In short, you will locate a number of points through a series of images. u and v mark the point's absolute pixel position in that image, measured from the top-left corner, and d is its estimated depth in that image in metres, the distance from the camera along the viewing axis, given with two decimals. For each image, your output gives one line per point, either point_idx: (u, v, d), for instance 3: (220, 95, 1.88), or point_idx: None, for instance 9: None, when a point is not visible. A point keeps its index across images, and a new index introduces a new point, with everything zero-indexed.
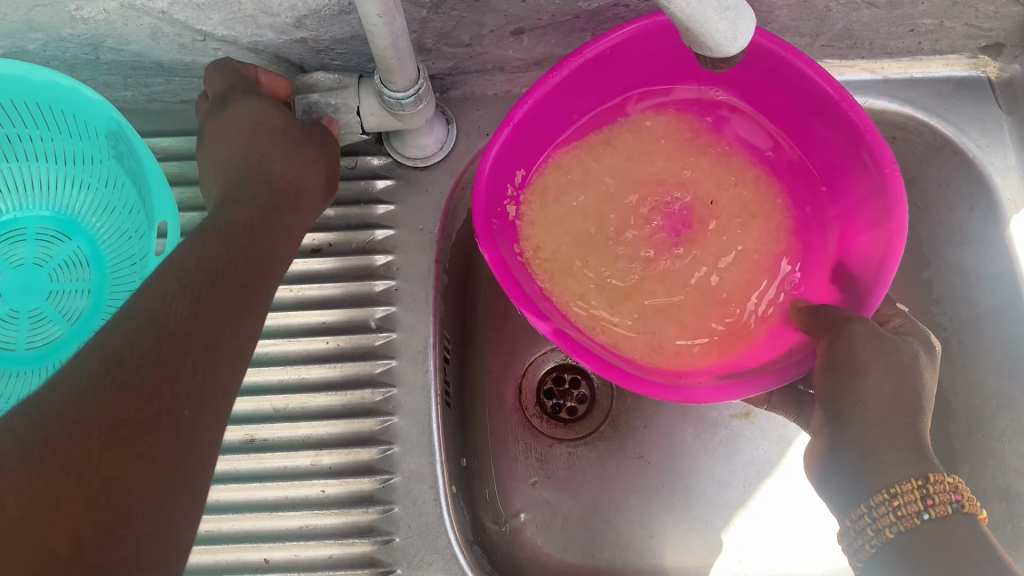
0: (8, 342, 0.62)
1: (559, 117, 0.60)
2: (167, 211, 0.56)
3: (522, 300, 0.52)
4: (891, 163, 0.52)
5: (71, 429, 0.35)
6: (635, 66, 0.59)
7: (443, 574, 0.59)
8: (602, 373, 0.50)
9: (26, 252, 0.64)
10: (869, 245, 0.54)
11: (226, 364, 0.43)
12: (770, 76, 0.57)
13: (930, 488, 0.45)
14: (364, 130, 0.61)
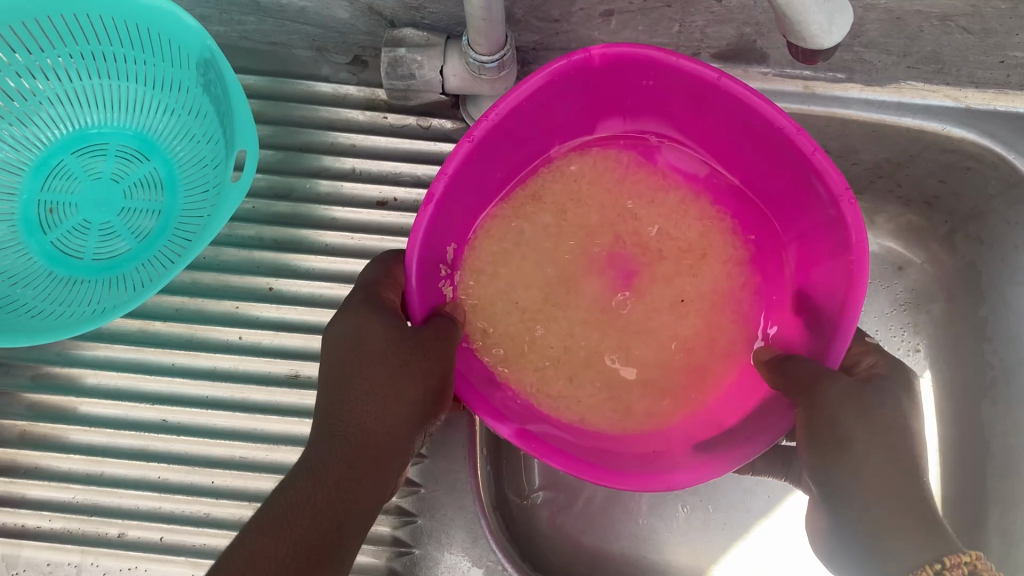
0: (77, 250, 0.64)
1: (486, 179, 0.54)
2: (246, 139, 0.57)
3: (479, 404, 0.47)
4: (844, 193, 0.46)
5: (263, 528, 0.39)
6: (560, 111, 0.53)
7: (465, 532, 0.60)
8: (575, 471, 0.45)
9: (105, 166, 0.66)
10: (832, 278, 0.49)
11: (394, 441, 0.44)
12: (702, 105, 0.52)
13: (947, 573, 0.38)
14: (444, 91, 0.63)
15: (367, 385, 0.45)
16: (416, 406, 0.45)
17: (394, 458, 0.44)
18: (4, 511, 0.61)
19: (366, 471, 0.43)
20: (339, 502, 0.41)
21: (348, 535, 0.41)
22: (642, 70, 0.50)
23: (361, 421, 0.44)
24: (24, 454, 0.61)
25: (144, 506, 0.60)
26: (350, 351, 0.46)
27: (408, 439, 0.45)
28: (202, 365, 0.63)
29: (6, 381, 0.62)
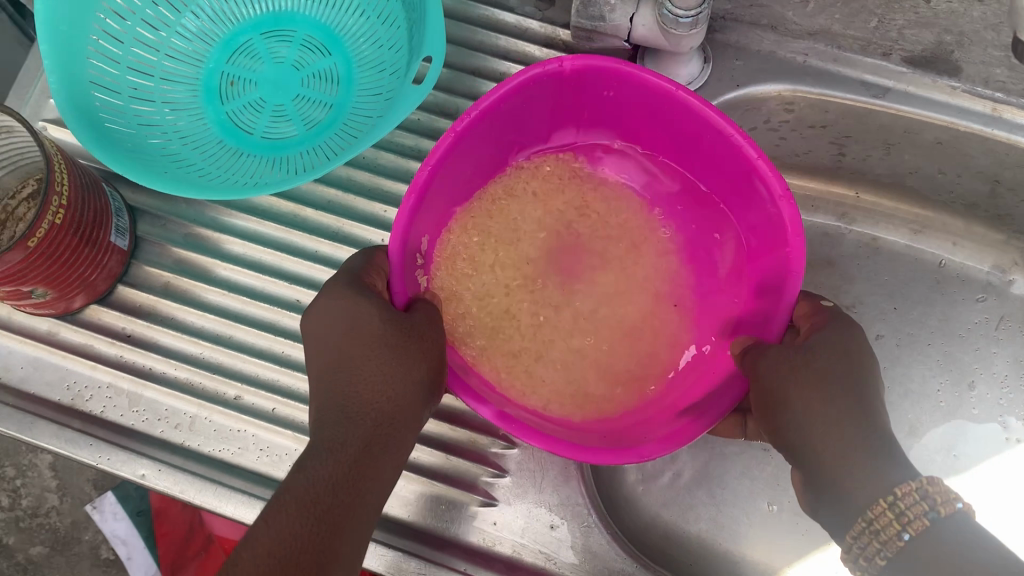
0: (248, 126, 0.67)
1: (461, 177, 0.58)
2: (435, 46, 0.58)
3: (462, 388, 0.53)
4: (785, 193, 0.51)
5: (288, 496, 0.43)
6: (525, 118, 0.57)
7: (560, 475, 0.60)
8: (550, 447, 0.50)
9: (288, 53, 0.68)
10: (774, 269, 0.54)
11: (399, 426, 0.48)
12: (655, 113, 0.57)
13: (894, 502, 0.41)
14: (628, 40, 0.63)
15: (372, 367, 0.49)
16: (419, 386, 0.50)
17: (402, 435, 0.48)
18: (135, 351, 0.64)
19: (380, 447, 0.47)
20: (360, 473, 0.45)
21: (366, 500, 0.45)
22: (604, 81, 0.55)
23: (372, 398, 0.48)
24: (163, 303, 0.65)
25: (262, 375, 0.63)
26: (351, 334, 0.50)
27: (414, 416, 0.49)
28: (342, 257, 0.65)
29: (160, 233, 0.66)
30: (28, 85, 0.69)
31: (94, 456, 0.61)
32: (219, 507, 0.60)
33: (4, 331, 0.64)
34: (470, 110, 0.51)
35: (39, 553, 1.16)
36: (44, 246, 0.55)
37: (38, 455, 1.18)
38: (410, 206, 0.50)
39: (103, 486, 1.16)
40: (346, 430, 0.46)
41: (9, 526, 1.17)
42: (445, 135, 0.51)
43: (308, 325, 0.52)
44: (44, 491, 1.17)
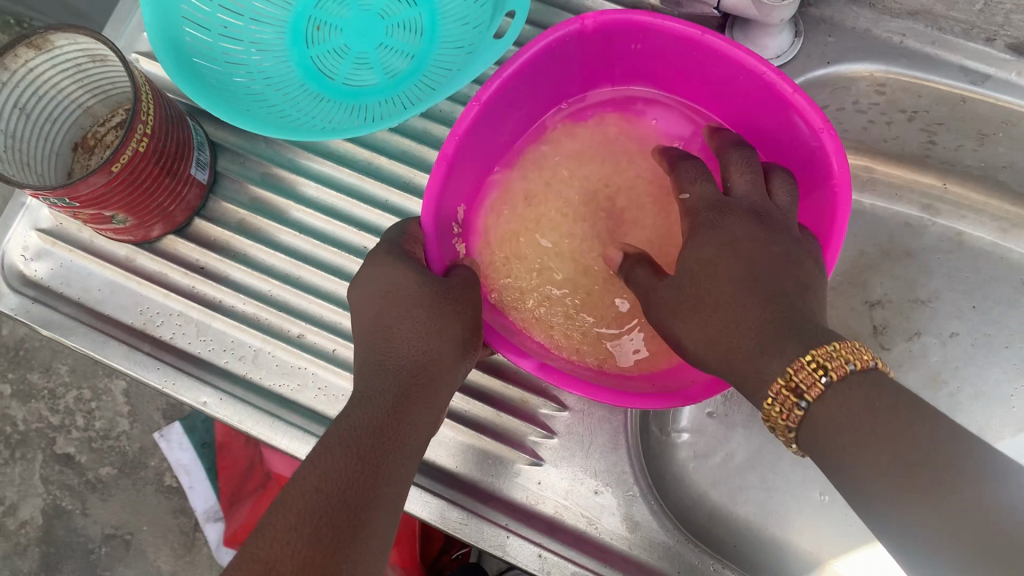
0: (330, 72, 0.68)
1: (500, 133, 0.60)
2: (520, 2, 0.58)
3: (505, 346, 0.53)
4: (824, 125, 0.52)
5: (333, 437, 0.44)
6: (558, 76, 0.59)
7: (608, 443, 0.60)
8: (590, 392, 0.50)
9: (375, 1, 0.68)
10: (818, 208, 0.56)
11: (439, 379, 0.50)
12: (688, 63, 0.58)
13: (791, 380, 0.39)
14: (717, 8, 0.61)
15: (411, 325, 0.50)
16: (455, 342, 0.51)
17: (440, 387, 0.50)
18: (207, 283, 0.66)
19: (419, 396, 0.48)
20: (399, 419, 0.46)
21: (408, 443, 0.46)
22: (632, 33, 0.56)
23: (411, 354, 0.49)
24: (238, 239, 0.66)
25: (326, 316, 0.64)
26: (389, 294, 0.52)
27: (452, 370, 0.51)
28: (412, 209, 0.66)
29: (239, 171, 0.68)
30: (123, 18, 0.71)
31: (160, 379, 0.63)
32: (273, 440, 0.61)
33: (86, 254, 0.67)
34: (493, 77, 0.53)
35: (107, 474, 1.21)
36: (127, 172, 0.57)
37: (112, 381, 1.23)
38: (440, 173, 0.53)
39: (171, 416, 1.21)
40: (385, 379, 0.48)
41: (81, 445, 1.22)
42: (471, 103, 0.53)
43: (355, 293, 0.54)
44: (116, 415, 1.22)
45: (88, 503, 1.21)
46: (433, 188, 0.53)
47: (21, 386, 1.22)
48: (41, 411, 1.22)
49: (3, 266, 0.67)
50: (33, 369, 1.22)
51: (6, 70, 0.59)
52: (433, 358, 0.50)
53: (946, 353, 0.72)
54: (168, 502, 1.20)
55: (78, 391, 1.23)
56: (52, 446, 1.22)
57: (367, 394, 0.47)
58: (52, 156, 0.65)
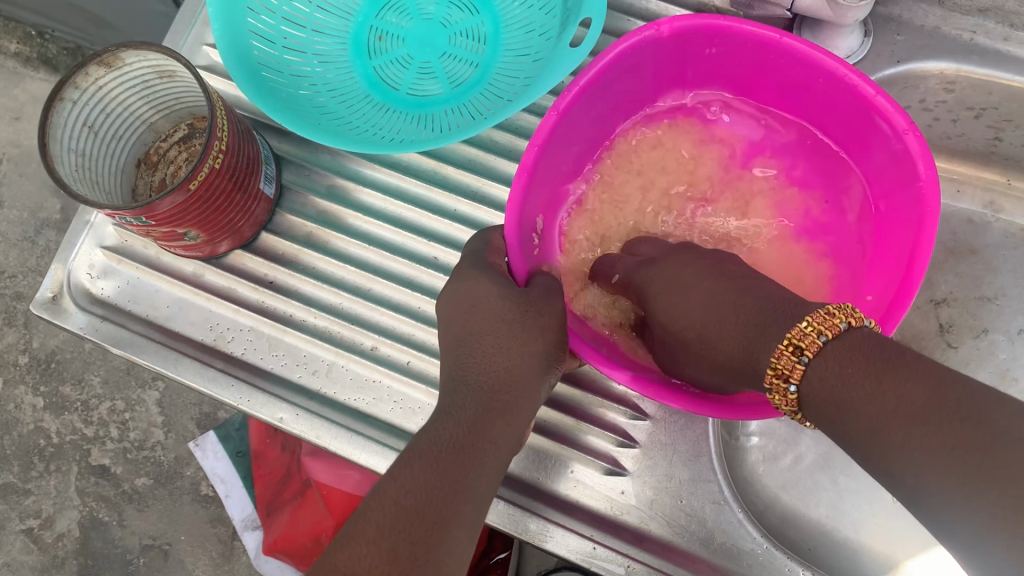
0: (394, 82, 0.67)
1: (573, 145, 0.59)
2: (596, 8, 0.57)
3: (596, 356, 0.51)
4: (909, 127, 0.52)
5: (411, 451, 0.43)
6: (631, 84, 0.59)
7: (691, 451, 0.60)
8: (689, 407, 0.49)
9: (437, 11, 0.68)
10: (903, 210, 0.55)
11: (520, 394, 0.48)
12: (762, 66, 0.58)
13: (777, 369, 0.43)
14: (790, 9, 0.61)
15: (490, 343, 0.49)
16: (535, 359, 0.49)
17: (521, 402, 0.47)
18: (277, 298, 0.65)
19: (499, 414, 0.46)
20: (477, 437, 0.44)
21: (488, 462, 0.44)
22: (707, 38, 0.56)
23: (490, 370, 0.48)
24: (307, 253, 0.66)
25: (399, 329, 0.64)
26: (465, 311, 0.51)
27: (534, 387, 0.49)
28: (481, 218, 0.66)
29: (304, 183, 0.68)
30: (181, 32, 0.71)
31: (235, 396, 0.63)
32: (353, 454, 0.61)
33: (153, 271, 0.67)
34: (572, 87, 0.53)
35: (143, 485, 1.18)
36: (202, 188, 0.57)
37: (146, 391, 1.20)
38: (521, 187, 0.52)
39: (205, 426, 1.18)
40: (463, 395, 0.46)
41: (116, 456, 1.19)
42: (550, 116, 0.53)
43: (442, 306, 0.54)
44: (151, 426, 1.19)
45: (125, 514, 1.17)
46: (517, 200, 0.52)
47: (55, 398, 1.19)
48: (75, 423, 1.19)
49: (70, 284, 0.67)
50: (65, 382, 1.19)
51: (78, 88, 0.59)
52: (512, 374, 0.48)
53: (1015, 350, 0.72)
54: (206, 512, 1.17)
55: (112, 402, 1.20)
56: (87, 457, 1.19)
57: (446, 410, 0.45)
58: (118, 173, 0.65)
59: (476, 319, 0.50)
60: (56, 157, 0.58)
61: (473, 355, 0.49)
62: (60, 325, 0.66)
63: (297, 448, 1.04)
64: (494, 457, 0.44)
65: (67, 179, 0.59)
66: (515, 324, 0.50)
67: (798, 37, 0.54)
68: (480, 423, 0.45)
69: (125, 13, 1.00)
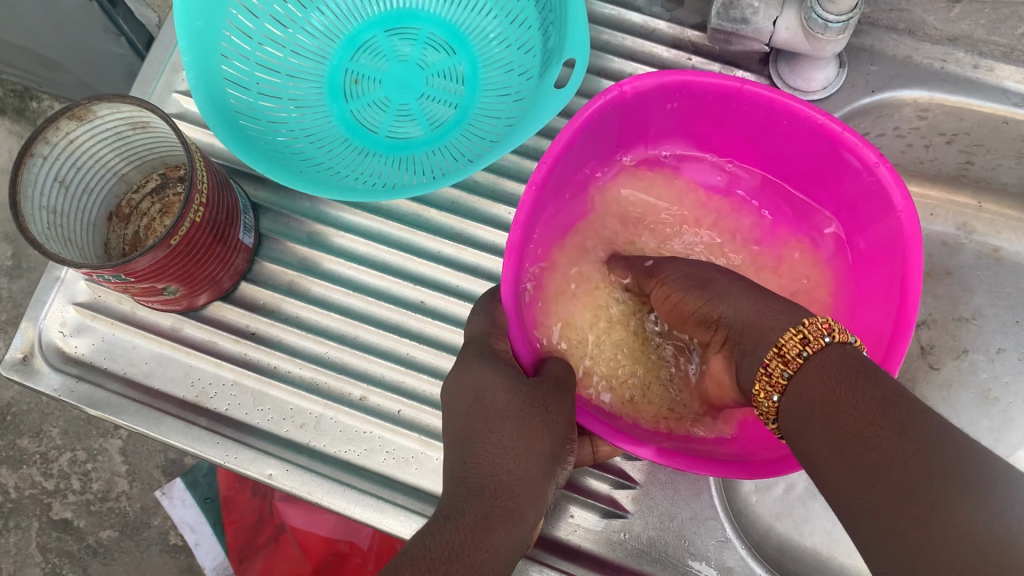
0: (374, 126, 0.67)
1: (550, 210, 0.58)
2: (578, 47, 0.57)
3: (615, 435, 0.51)
4: (878, 159, 0.51)
5: (404, 556, 0.39)
6: (597, 143, 0.58)
7: (694, 491, 0.60)
8: (723, 474, 0.49)
9: (413, 52, 0.68)
10: (882, 240, 0.55)
11: (525, 501, 0.44)
12: (726, 113, 0.57)
13: (781, 347, 0.42)
14: (769, 43, 0.62)
15: (494, 441, 0.47)
16: (538, 461, 0.47)
17: (527, 514, 0.44)
18: (260, 349, 0.64)
19: (500, 519, 0.42)
20: (476, 543, 0.40)
21: (484, 572, 0.40)
22: (668, 92, 0.55)
23: (491, 471, 0.45)
24: (289, 302, 0.64)
25: (388, 376, 0.63)
26: (475, 408, 0.49)
27: (536, 493, 0.45)
28: (465, 260, 0.65)
29: (283, 231, 0.66)
30: (150, 78, 0.69)
31: (221, 454, 0.61)
32: (348, 510, 0.60)
33: (128, 326, 0.65)
34: (542, 158, 0.51)
35: (108, 538, 1.13)
36: (184, 244, 0.55)
37: (108, 440, 1.16)
38: (512, 264, 0.50)
39: (171, 473, 1.13)
40: (464, 500, 0.43)
41: (79, 508, 1.14)
42: (528, 188, 0.51)
43: (447, 396, 0.52)
44: (114, 475, 1.15)
45: (89, 569, 1.13)
46: (507, 280, 0.51)
47: (11, 452, 1.14)
48: (33, 477, 1.15)
49: (42, 344, 0.64)
50: (22, 435, 1.15)
51: (48, 144, 0.57)
52: (519, 480, 0.45)
53: (995, 369, 0.72)
54: (174, 561, 1.12)
55: (72, 453, 1.15)
56: (48, 512, 1.14)
57: (445, 515, 0.42)
58: (90, 228, 0.63)
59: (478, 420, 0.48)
60: (30, 217, 0.56)
61: (475, 457, 0.46)
62: (33, 386, 0.63)
63: (269, 491, 1.01)
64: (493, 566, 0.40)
65: (41, 237, 0.57)
66: (517, 429, 0.47)
67: (756, 83, 0.53)
68: (480, 530, 0.41)
69: (75, 55, 0.97)
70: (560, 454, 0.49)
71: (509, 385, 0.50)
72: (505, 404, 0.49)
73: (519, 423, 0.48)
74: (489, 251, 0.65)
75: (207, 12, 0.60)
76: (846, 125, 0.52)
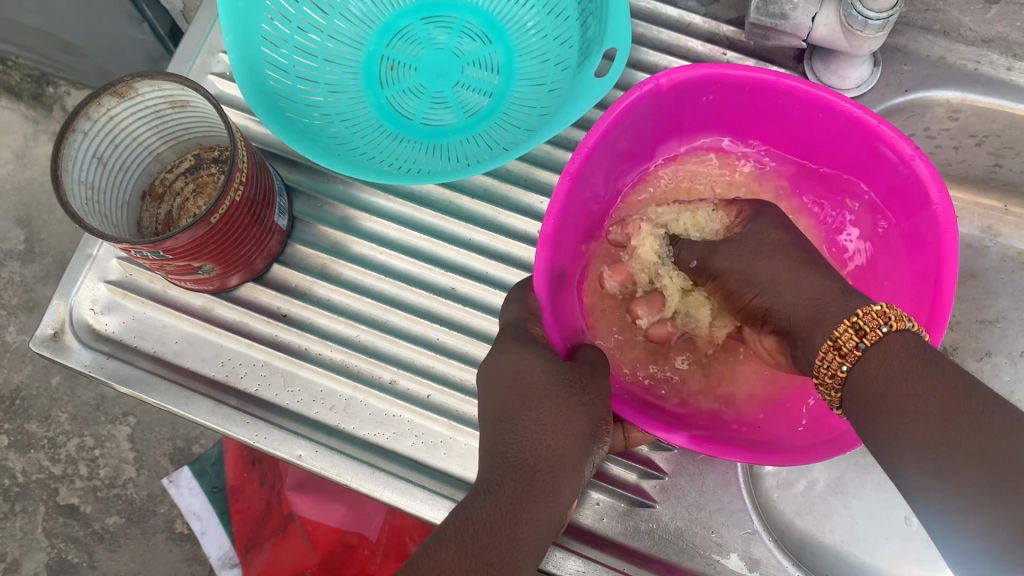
0: (408, 112, 0.67)
1: (585, 203, 0.58)
2: (619, 38, 0.57)
3: (648, 422, 0.51)
4: (912, 151, 0.52)
5: (444, 529, 0.39)
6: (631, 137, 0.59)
7: (721, 483, 0.60)
8: (750, 461, 0.49)
9: (449, 40, 0.68)
10: (917, 233, 0.55)
11: (564, 476, 0.44)
12: (760, 106, 0.57)
13: (858, 320, 0.42)
14: (806, 40, 0.62)
15: (533, 418, 0.46)
16: (576, 438, 0.46)
17: (566, 489, 0.43)
18: (291, 331, 0.64)
19: (539, 493, 0.42)
20: (515, 517, 0.40)
21: (523, 546, 0.40)
22: (704, 86, 0.55)
23: (530, 446, 0.44)
24: (320, 285, 0.65)
25: (418, 361, 0.63)
26: (512, 385, 0.48)
27: (575, 469, 0.45)
28: (497, 249, 0.65)
29: (315, 213, 0.66)
30: (185, 59, 0.70)
31: (250, 434, 0.61)
32: (376, 493, 0.60)
33: (159, 305, 0.65)
34: (579, 148, 0.52)
35: (114, 524, 1.13)
36: (223, 222, 0.55)
37: (116, 426, 1.15)
38: (547, 254, 0.51)
39: (179, 460, 1.13)
40: (503, 473, 0.42)
41: (86, 494, 1.14)
42: (563, 179, 0.52)
43: (484, 374, 0.52)
44: (122, 462, 1.14)
45: (95, 555, 1.12)
46: (542, 270, 0.51)
47: (19, 436, 1.14)
48: (41, 461, 1.14)
49: (72, 320, 0.65)
50: (31, 419, 1.15)
51: (89, 119, 0.57)
52: (558, 455, 0.44)
53: (1017, 372, 0.72)
54: (180, 550, 1.12)
55: (80, 439, 1.15)
56: (54, 497, 1.14)
57: (484, 488, 0.42)
58: (124, 206, 0.63)
59: (516, 395, 0.47)
60: (69, 192, 0.56)
61: (514, 430, 0.45)
62: (62, 362, 0.64)
63: (278, 481, 1.00)
64: (532, 540, 0.40)
65: (80, 212, 0.57)
66: (556, 404, 0.47)
67: (790, 76, 0.54)
68: (520, 504, 0.41)
69: (97, 40, 0.97)
70: (598, 431, 0.48)
71: (550, 363, 0.49)
72: (543, 380, 0.48)
73: (557, 399, 0.47)
74: (521, 240, 0.65)
75: None
76: (881, 117, 0.52)
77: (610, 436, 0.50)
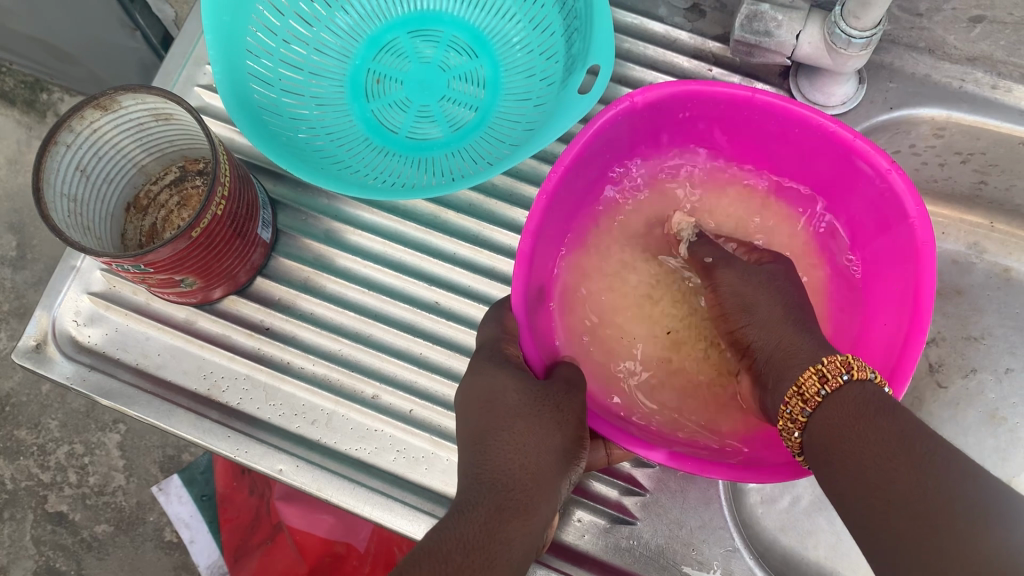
0: (393, 126, 0.67)
1: (564, 218, 0.58)
2: (602, 55, 0.57)
3: (627, 438, 0.51)
4: (888, 167, 0.52)
5: (421, 548, 0.39)
6: (611, 152, 0.59)
7: (703, 500, 0.60)
8: (730, 477, 0.49)
9: (435, 54, 0.68)
10: (896, 248, 0.55)
11: (538, 496, 0.44)
12: (739, 122, 0.57)
13: (823, 368, 0.46)
14: (790, 57, 0.62)
15: (509, 439, 0.46)
16: (551, 458, 0.46)
17: (540, 509, 0.44)
18: (274, 345, 0.64)
19: (513, 513, 0.42)
20: (490, 537, 0.40)
21: (500, 564, 0.40)
22: (682, 102, 0.55)
23: (505, 468, 0.45)
24: (304, 299, 0.64)
25: (401, 375, 0.63)
26: (487, 406, 0.49)
27: (549, 489, 0.45)
28: (482, 262, 0.65)
29: (299, 226, 0.66)
30: (172, 71, 0.70)
31: (231, 448, 0.61)
32: (357, 508, 0.60)
33: (142, 317, 0.65)
34: (557, 164, 0.52)
35: (103, 532, 1.12)
36: (205, 235, 0.55)
37: (106, 434, 1.15)
38: (524, 270, 0.51)
39: (169, 469, 1.13)
40: (477, 494, 0.43)
41: (74, 502, 1.14)
42: (541, 196, 0.51)
43: (460, 396, 0.52)
44: (112, 469, 1.14)
45: (83, 563, 1.12)
46: (520, 286, 0.51)
47: (9, 443, 1.14)
48: (30, 468, 1.14)
49: (55, 332, 0.64)
50: (21, 426, 1.14)
51: (72, 132, 0.57)
52: (531, 476, 0.45)
53: (1003, 390, 0.72)
54: (169, 558, 1.12)
55: (70, 446, 1.14)
56: (43, 504, 1.13)
57: (459, 510, 0.42)
58: (107, 218, 0.63)
59: (492, 416, 0.48)
60: (51, 204, 0.56)
61: (489, 451, 0.45)
62: (45, 374, 0.63)
63: (267, 491, 1.00)
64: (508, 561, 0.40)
65: (62, 225, 0.57)
66: (530, 425, 0.47)
67: (766, 91, 0.54)
68: (495, 525, 0.41)
69: (90, 48, 0.97)
70: (573, 451, 0.48)
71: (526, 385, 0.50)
72: (518, 402, 0.49)
73: (532, 419, 0.48)
74: (505, 254, 0.65)
75: (233, 8, 0.60)
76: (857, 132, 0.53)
77: (588, 453, 0.50)
